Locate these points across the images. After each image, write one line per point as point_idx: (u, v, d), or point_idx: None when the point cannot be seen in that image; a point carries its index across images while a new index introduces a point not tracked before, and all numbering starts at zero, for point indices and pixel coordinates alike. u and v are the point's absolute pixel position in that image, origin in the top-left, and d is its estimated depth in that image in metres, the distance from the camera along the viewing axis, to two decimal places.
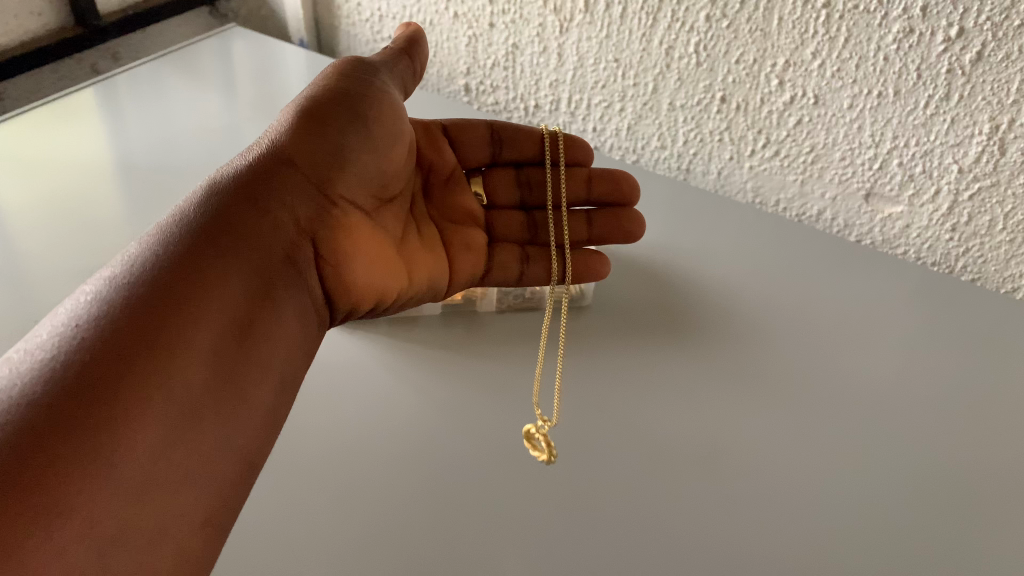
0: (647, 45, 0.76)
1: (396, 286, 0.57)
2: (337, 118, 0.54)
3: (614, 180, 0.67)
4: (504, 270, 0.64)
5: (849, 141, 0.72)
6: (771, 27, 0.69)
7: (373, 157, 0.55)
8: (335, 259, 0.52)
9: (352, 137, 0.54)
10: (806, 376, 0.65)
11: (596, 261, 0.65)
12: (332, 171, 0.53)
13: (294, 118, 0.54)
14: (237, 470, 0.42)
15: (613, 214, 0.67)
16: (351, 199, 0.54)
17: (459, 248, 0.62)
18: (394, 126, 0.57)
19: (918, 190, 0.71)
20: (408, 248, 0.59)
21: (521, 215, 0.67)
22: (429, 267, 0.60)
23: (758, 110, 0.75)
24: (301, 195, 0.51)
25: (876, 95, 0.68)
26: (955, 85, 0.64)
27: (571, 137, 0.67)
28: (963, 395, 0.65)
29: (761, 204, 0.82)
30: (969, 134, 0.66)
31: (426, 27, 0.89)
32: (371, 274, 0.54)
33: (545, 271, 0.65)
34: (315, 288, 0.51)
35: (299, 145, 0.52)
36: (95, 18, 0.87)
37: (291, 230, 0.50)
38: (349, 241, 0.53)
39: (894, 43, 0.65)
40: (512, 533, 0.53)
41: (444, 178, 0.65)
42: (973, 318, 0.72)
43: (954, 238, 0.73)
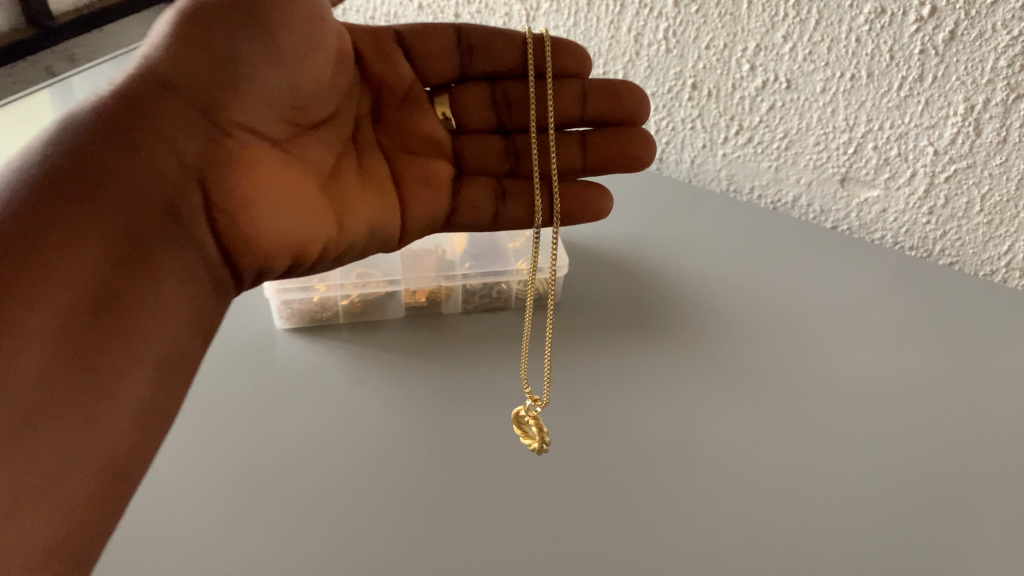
0: (616, 32, 0.75)
1: (324, 233, 0.47)
2: (227, 25, 0.43)
3: (615, 93, 0.56)
4: (473, 210, 0.54)
5: (823, 126, 0.70)
6: (741, 11, 0.67)
7: (279, 72, 0.45)
8: (229, 204, 0.42)
9: (245, 51, 0.43)
10: (785, 368, 0.64)
11: (594, 197, 0.57)
12: (221, 96, 0.43)
13: (173, 28, 0.43)
14: (96, 474, 0.34)
15: (614, 135, 0.56)
16: (251, 128, 0.44)
17: (411, 186, 0.52)
18: (311, 31, 0.46)
19: (894, 173, 0.70)
20: (339, 187, 0.48)
21: (500, 140, 0.57)
22: (368, 211, 0.50)
23: (730, 96, 0.73)
24: (182, 126, 0.41)
25: (848, 78, 0.67)
26: (929, 65, 0.62)
27: (563, 41, 0.55)
28: (946, 381, 0.64)
29: (736, 192, 0.81)
30: (944, 116, 0.64)
31: (390, 19, 0.87)
32: (283, 220, 0.44)
33: (526, 211, 0.56)
34: (206, 242, 0.41)
35: (178, 61, 0.42)
36: (48, 19, 0.84)
37: (166, 171, 0.40)
38: (248, 182, 0.43)
39: (865, 24, 0.63)
40: (479, 537, 0.51)
41: (400, 99, 0.53)
42: (953, 303, 0.71)
43: (931, 222, 0.71)
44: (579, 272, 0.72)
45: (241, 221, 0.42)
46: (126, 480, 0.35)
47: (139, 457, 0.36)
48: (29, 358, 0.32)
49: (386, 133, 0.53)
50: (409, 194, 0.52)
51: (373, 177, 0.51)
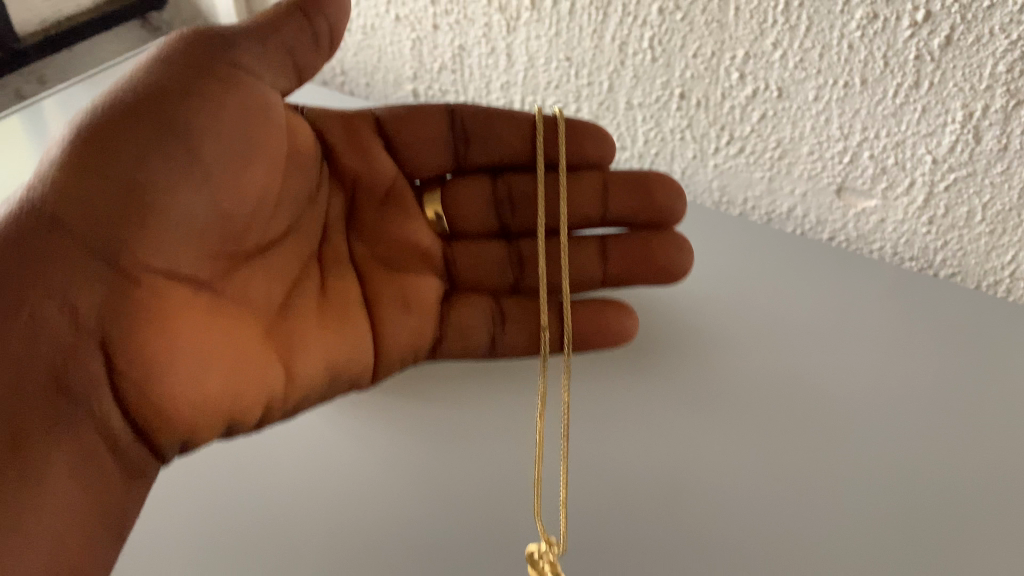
0: (599, 42, 0.72)
1: (260, 378, 0.54)
2: (128, 159, 0.49)
3: (634, 189, 0.68)
4: (466, 335, 0.68)
5: (817, 134, 0.68)
6: (728, 17, 0.64)
7: (199, 201, 0.52)
8: (136, 369, 0.47)
9: (151, 182, 0.50)
10: (767, 404, 0.65)
11: (624, 318, 0.67)
12: (125, 237, 0.48)
13: (74, 159, 0.49)
14: (50, 562, 0.42)
15: (642, 240, 0.68)
16: (166, 270, 0.50)
17: (388, 310, 0.65)
18: (235, 153, 0.53)
19: (892, 182, 0.67)
20: (294, 322, 0.58)
21: (504, 246, 0.70)
22: (322, 344, 0.59)
23: (719, 106, 0.70)
24: (78, 279, 0.47)
25: (842, 85, 0.64)
26: (925, 72, 0.60)
27: (586, 134, 0.67)
28: (932, 415, 0.64)
29: (729, 204, 0.78)
30: (942, 123, 0.62)
31: (367, 32, 0.83)
32: (205, 376, 0.50)
33: (524, 335, 0.68)
34: (109, 404, 0.47)
35: (77, 205, 0.48)
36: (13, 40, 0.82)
37: (54, 322, 0.45)
38: (162, 334, 0.48)
39: (857, 30, 0.60)
40: None
41: (380, 198, 0.67)
42: (950, 324, 0.70)
43: (932, 232, 0.68)
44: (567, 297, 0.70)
45: (149, 372, 0.48)
46: (96, 548, 0.45)
47: (106, 522, 0.46)
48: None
49: (365, 241, 0.66)
50: (387, 321, 0.64)
51: (327, 304, 0.61)
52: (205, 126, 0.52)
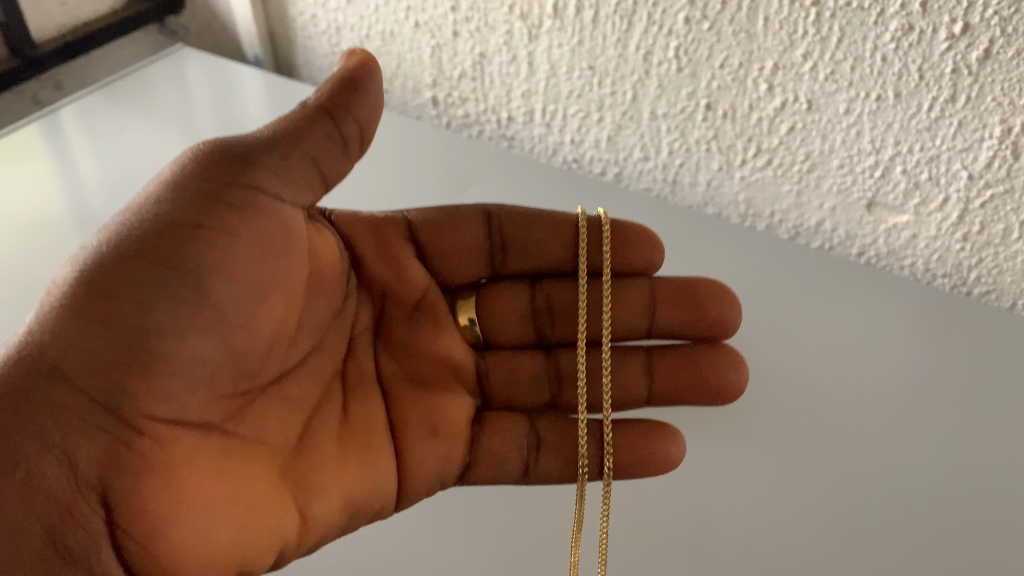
0: (623, 51, 0.70)
1: (271, 523, 0.48)
2: (129, 298, 0.45)
3: (684, 304, 0.63)
4: (496, 461, 0.60)
5: (848, 148, 0.66)
6: (757, 28, 0.63)
7: (205, 341, 0.47)
8: (137, 532, 0.43)
9: (158, 318, 0.46)
10: (787, 437, 0.63)
11: (670, 441, 0.60)
12: (127, 384, 0.44)
13: (71, 303, 0.45)
14: None
15: (684, 356, 0.63)
16: (172, 418, 0.46)
17: (414, 442, 0.57)
18: (247, 279, 0.49)
19: (924, 198, 0.65)
20: (313, 456, 0.52)
21: (542, 360, 0.65)
22: (345, 481, 0.53)
23: (747, 117, 0.69)
24: (82, 435, 0.43)
25: (875, 99, 0.62)
26: (962, 86, 0.58)
27: (634, 242, 0.63)
28: (958, 447, 0.62)
29: (755, 217, 0.76)
30: (978, 138, 0.60)
31: (386, 38, 0.82)
32: (214, 533, 0.45)
33: (560, 464, 0.61)
34: (109, 570, 0.43)
35: (72, 354, 0.44)
36: (31, 48, 0.81)
37: (58, 490, 0.42)
38: (165, 496, 0.44)
39: (891, 42, 0.58)
40: None
41: (411, 309, 0.62)
42: (977, 347, 0.68)
43: (965, 249, 0.66)
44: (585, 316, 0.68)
45: (149, 534, 0.43)
46: None
47: None
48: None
49: (395, 360, 0.61)
50: (414, 452, 0.57)
51: (351, 429, 0.55)
52: (213, 267, 0.48)
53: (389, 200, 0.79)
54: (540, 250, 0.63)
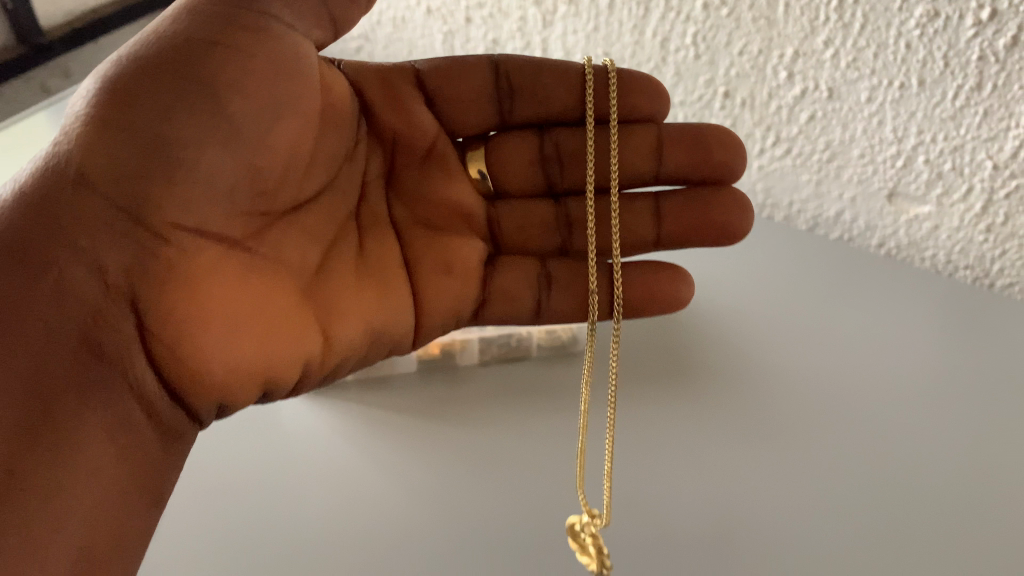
0: (640, 38, 0.69)
1: (296, 351, 0.44)
2: (153, 104, 0.40)
3: (693, 145, 0.54)
4: (509, 301, 0.54)
5: (869, 137, 0.64)
6: (777, 14, 0.60)
7: (228, 155, 0.42)
8: (169, 335, 0.39)
9: (170, 117, 0.41)
10: (805, 421, 0.62)
11: (681, 282, 0.55)
12: (151, 189, 0.40)
13: (93, 107, 0.40)
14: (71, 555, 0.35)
15: (697, 202, 0.55)
16: (194, 227, 0.41)
17: (428, 279, 0.52)
18: (271, 99, 0.43)
19: (948, 188, 0.64)
20: (325, 285, 0.47)
21: (550, 206, 0.56)
22: (361, 314, 0.48)
23: (766, 106, 0.67)
24: (103, 236, 0.38)
25: (897, 87, 0.60)
26: (988, 73, 0.56)
27: (639, 80, 0.54)
28: (984, 435, 0.61)
29: (773, 206, 0.75)
30: (1005, 127, 0.58)
31: (397, 24, 0.81)
32: (241, 348, 0.41)
33: (571, 304, 0.55)
34: (143, 376, 0.39)
35: (95, 156, 0.39)
36: (38, 35, 0.80)
37: (83, 295, 0.37)
38: (191, 306, 0.40)
39: (917, 28, 0.56)
40: None
41: (420, 157, 0.54)
42: (1000, 335, 0.67)
43: (989, 240, 0.65)
44: None
45: (182, 348, 0.40)
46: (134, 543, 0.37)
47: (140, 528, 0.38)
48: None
49: (404, 203, 0.53)
50: (426, 288, 0.52)
51: (368, 266, 0.50)
52: (232, 82, 0.42)
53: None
54: (560, 98, 0.54)
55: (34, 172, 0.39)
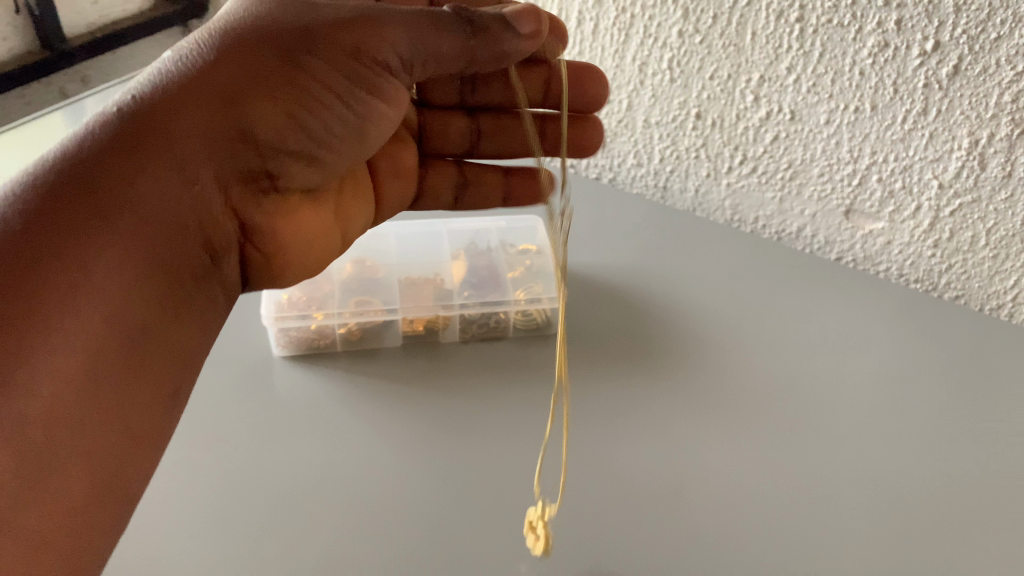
0: (620, 61, 0.75)
1: (338, 249, 0.57)
2: (350, 111, 0.47)
3: (580, 79, 0.57)
4: (436, 194, 0.63)
5: (827, 157, 0.70)
6: (745, 42, 0.67)
7: (346, 159, 0.50)
8: (267, 246, 0.50)
9: (338, 126, 0.47)
10: (774, 392, 0.63)
11: (581, 132, 0.61)
12: (287, 144, 0.46)
13: (277, 78, 0.44)
14: (111, 428, 0.39)
15: (570, 123, 0.60)
16: (305, 183, 0.50)
17: (382, 180, 0.59)
18: (388, 130, 0.50)
19: (899, 206, 0.69)
20: (343, 204, 0.55)
21: (464, 118, 0.60)
22: (359, 218, 0.58)
23: (734, 126, 0.73)
24: (202, 178, 0.44)
25: (853, 110, 0.66)
26: (933, 100, 0.62)
27: (582, 68, 0.57)
28: (943, 415, 0.62)
29: (741, 222, 0.80)
30: (949, 149, 0.63)
31: None
32: (306, 238, 0.52)
33: (489, 198, 0.64)
34: (234, 266, 0.49)
35: (272, 121, 0.45)
36: (61, 42, 0.86)
37: (203, 221, 0.45)
38: (292, 230, 0.51)
39: (869, 57, 0.62)
40: (471, 561, 0.49)
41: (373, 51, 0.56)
42: (957, 335, 0.69)
43: (937, 255, 0.70)
44: (573, 299, 0.70)
45: (264, 251, 0.51)
46: (151, 416, 0.41)
47: (143, 395, 0.41)
48: (46, 359, 0.36)
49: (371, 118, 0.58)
50: (387, 191, 0.60)
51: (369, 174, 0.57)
52: (379, 128, 0.49)
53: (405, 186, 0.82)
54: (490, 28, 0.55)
55: (160, 76, 0.44)
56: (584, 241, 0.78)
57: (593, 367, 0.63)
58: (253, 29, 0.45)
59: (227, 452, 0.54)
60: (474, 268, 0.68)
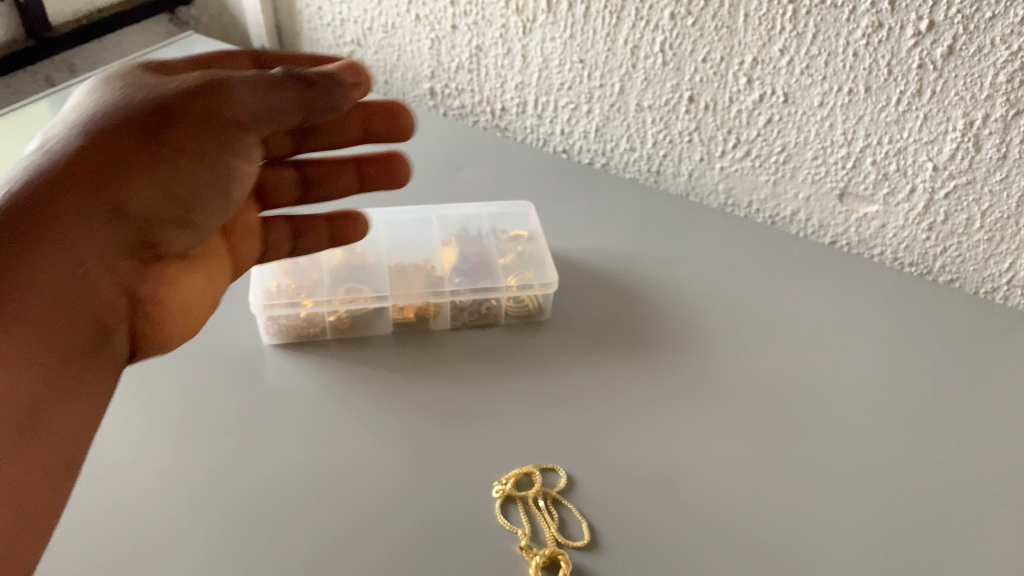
0: (612, 44, 0.75)
1: (211, 309, 0.53)
2: (218, 167, 0.46)
3: (388, 113, 0.60)
4: (275, 249, 0.60)
5: (821, 140, 0.69)
6: (737, 24, 0.67)
7: (221, 218, 0.49)
8: (151, 321, 0.47)
9: (210, 185, 0.46)
10: (768, 377, 0.62)
11: (392, 165, 0.62)
12: (159, 211, 0.44)
13: (138, 147, 0.43)
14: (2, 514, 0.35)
15: (384, 162, 0.62)
16: (183, 249, 0.48)
17: (236, 241, 0.55)
18: (248, 187, 0.50)
19: (893, 189, 0.69)
20: (218, 269, 0.53)
21: (291, 171, 0.60)
22: (225, 279, 0.54)
23: (727, 109, 0.72)
24: (81, 255, 0.41)
25: (847, 92, 0.65)
26: (927, 81, 0.61)
27: (391, 104, 0.60)
28: (939, 400, 0.62)
29: (734, 206, 0.80)
30: (944, 130, 0.63)
31: (388, 30, 0.88)
32: (187, 306, 0.50)
33: (325, 240, 0.62)
34: (124, 348, 0.45)
35: (142, 189, 0.43)
36: (47, 29, 0.87)
37: (88, 302, 0.41)
38: (174, 299, 0.49)
39: (862, 38, 0.62)
40: (465, 547, 0.48)
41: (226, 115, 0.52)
42: (952, 318, 0.69)
43: (931, 238, 0.70)
44: (565, 287, 0.70)
45: (149, 328, 0.47)
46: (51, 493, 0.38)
47: (40, 476, 0.37)
48: None
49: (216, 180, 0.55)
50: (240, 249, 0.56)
51: (231, 233, 0.55)
52: (241, 185, 0.49)
53: (395, 173, 0.81)
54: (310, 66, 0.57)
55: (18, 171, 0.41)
56: (577, 226, 0.77)
57: (586, 353, 0.63)
58: (110, 115, 0.44)
59: (217, 440, 0.54)
60: (465, 255, 0.67)
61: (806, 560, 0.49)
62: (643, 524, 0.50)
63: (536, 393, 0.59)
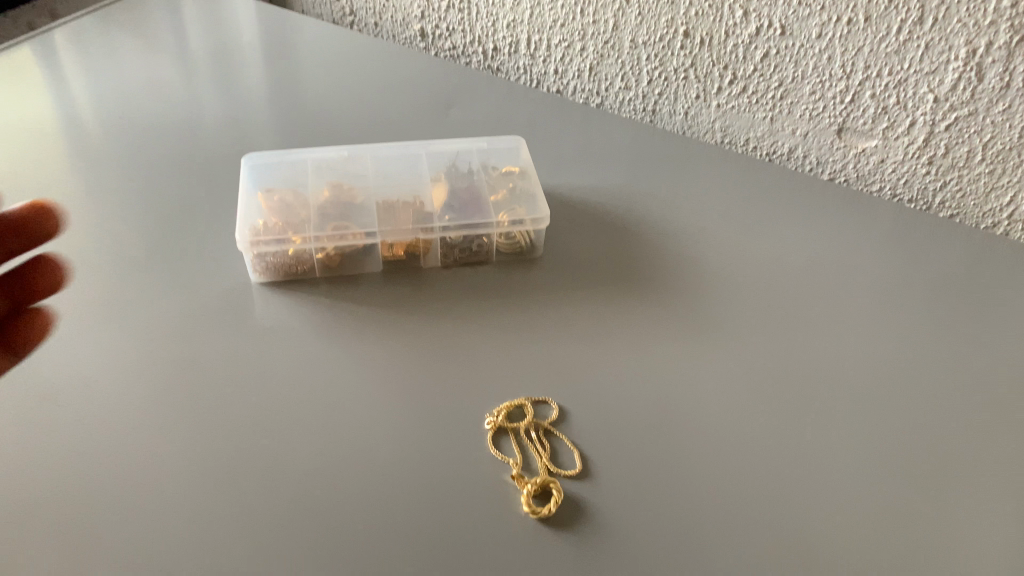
0: None
1: None
2: None
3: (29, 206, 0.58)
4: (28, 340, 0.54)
5: (819, 73, 0.68)
6: None
7: None
8: None
9: None
10: (764, 309, 0.61)
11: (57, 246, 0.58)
12: None
13: None
14: None
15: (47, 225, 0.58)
16: None
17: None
18: None
19: (892, 122, 0.67)
20: None
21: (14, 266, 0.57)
22: None
23: (723, 44, 0.71)
24: None
25: (845, 23, 0.64)
26: (928, 7, 0.60)
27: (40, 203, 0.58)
28: (938, 329, 0.61)
29: (731, 144, 0.79)
30: (945, 60, 0.61)
31: None
32: None
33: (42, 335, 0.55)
34: None
35: None
36: None
37: None
38: None
39: None
40: (457, 476, 0.47)
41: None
42: (952, 250, 0.68)
43: (931, 172, 0.68)
44: (558, 226, 0.68)
45: None
46: None
47: None
48: None
49: None
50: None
51: None
52: None
53: (386, 117, 0.80)
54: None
55: None
56: (571, 164, 0.76)
57: (579, 289, 0.62)
58: None
59: (205, 375, 0.53)
60: (454, 191, 0.66)
61: (799, 484, 0.48)
62: (633, 453, 0.49)
63: (526, 330, 0.58)
